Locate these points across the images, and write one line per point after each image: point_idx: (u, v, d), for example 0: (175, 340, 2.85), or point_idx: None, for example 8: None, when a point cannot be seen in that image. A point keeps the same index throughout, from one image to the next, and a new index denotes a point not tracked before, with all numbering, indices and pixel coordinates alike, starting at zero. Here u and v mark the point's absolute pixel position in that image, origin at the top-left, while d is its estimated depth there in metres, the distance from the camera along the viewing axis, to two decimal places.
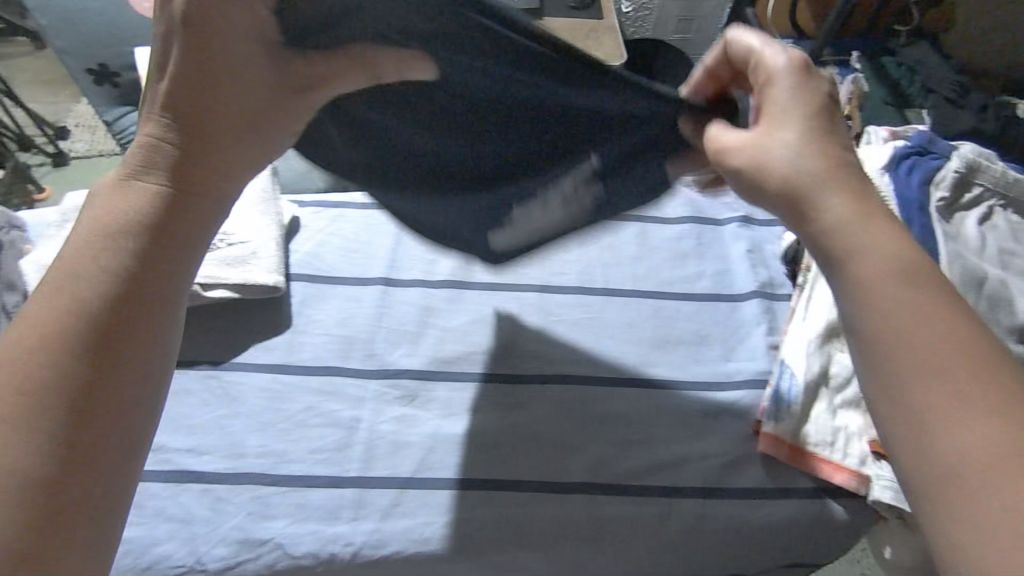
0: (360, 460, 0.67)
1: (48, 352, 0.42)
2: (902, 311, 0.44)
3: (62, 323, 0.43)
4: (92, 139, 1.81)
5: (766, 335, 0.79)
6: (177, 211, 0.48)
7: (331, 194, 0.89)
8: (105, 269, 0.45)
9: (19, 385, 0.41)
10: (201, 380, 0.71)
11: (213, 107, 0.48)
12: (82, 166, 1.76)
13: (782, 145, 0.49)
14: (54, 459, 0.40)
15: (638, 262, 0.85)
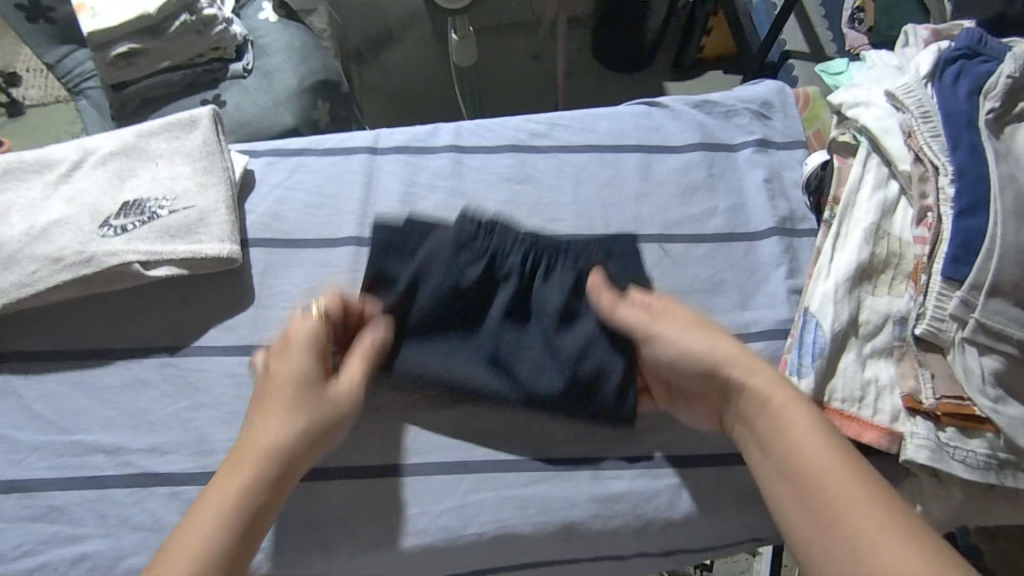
0: (342, 449, 0.61)
1: (261, 457, 0.51)
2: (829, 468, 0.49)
3: (218, 537, 0.47)
4: (42, 84, 1.64)
5: (786, 278, 0.71)
6: (295, 461, 0.53)
7: (288, 142, 0.78)
8: (260, 470, 0.51)
9: (242, 487, 0.50)
10: (158, 369, 0.64)
11: (267, 446, 0.52)
12: (36, 114, 1.61)
13: (686, 337, 0.57)
14: (233, 533, 0.48)
15: (642, 200, 0.76)
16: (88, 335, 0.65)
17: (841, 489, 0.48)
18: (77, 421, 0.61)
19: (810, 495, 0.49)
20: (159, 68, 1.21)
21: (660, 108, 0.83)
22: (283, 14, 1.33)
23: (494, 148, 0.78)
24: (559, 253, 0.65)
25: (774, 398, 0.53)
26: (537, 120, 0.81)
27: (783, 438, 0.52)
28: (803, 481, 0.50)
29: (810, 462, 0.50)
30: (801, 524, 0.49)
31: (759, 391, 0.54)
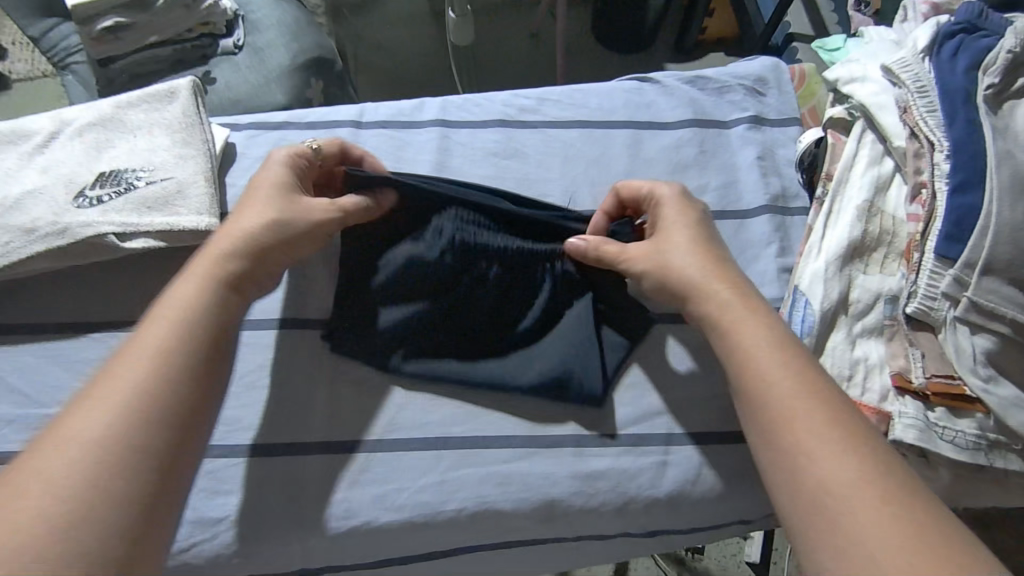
0: (322, 423, 0.60)
1: (202, 294, 0.50)
2: (780, 387, 0.48)
3: (166, 356, 0.46)
4: (30, 58, 1.62)
5: (777, 257, 0.69)
6: (254, 270, 0.54)
7: (270, 115, 0.76)
8: (192, 315, 0.49)
9: (189, 325, 0.48)
10: None
11: (221, 268, 0.52)
12: (25, 90, 1.58)
13: (685, 258, 0.56)
14: (177, 385, 0.46)
15: (632, 176, 0.74)
16: (63, 309, 0.64)
17: (802, 410, 0.46)
18: (52, 394, 0.60)
19: (761, 396, 0.48)
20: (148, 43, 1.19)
21: (652, 83, 0.81)
22: None
23: (482, 123, 0.76)
24: (529, 255, 0.64)
25: (737, 324, 0.52)
26: (526, 95, 0.79)
27: (752, 368, 0.49)
28: (773, 410, 0.47)
29: (772, 387, 0.48)
30: (779, 448, 0.46)
31: (719, 316, 0.53)
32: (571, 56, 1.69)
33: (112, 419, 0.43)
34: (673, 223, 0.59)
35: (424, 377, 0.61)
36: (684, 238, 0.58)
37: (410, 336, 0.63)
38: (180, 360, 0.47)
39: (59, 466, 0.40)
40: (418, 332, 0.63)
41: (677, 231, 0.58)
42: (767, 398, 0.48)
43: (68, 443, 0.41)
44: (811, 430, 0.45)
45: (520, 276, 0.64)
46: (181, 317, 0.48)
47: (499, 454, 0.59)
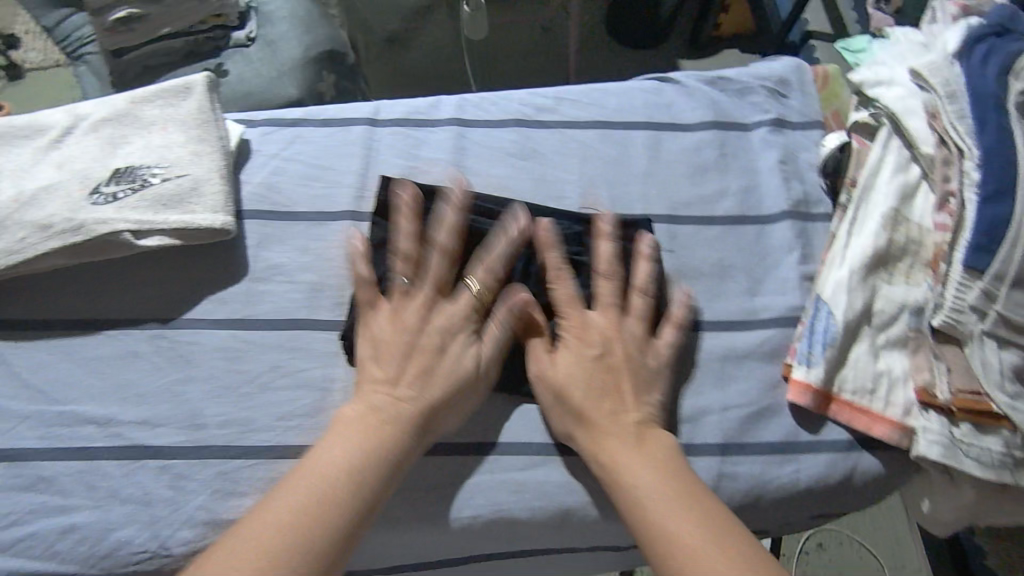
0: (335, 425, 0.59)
1: (403, 401, 0.56)
2: (620, 459, 0.54)
3: (368, 462, 0.52)
4: (42, 48, 1.62)
5: (798, 264, 0.68)
6: (437, 395, 0.57)
7: (284, 112, 0.75)
8: (402, 419, 0.55)
9: (392, 431, 0.54)
10: (149, 341, 0.62)
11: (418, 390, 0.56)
12: (35, 79, 1.59)
13: (551, 361, 0.59)
14: (369, 487, 0.52)
15: (651, 179, 0.73)
16: (78, 306, 0.63)
17: (634, 473, 0.53)
18: (66, 391, 0.60)
19: (610, 471, 0.54)
20: (162, 34, 1.19)
21: (672, 83, 0.79)
22: None
23: (499, 122, 0.75)
24: (536, 236, 0.65)
25: (588, 410, 0.56)
26: (544, 93, 0.78)
27: (596, 447, 0.55)
28: (616, 483, 0.54)
29: (609, 461, 0.54)
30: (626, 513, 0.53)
31: (567, 395, 0.57)
32: (583, 52, 1.68)
33: (316, 503, 0.50)
34: (570, 353, 0.59)
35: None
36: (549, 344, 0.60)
37: None
38: (352, 504, 0.51)
39: (247, 556, 0.47)
40: None
41: (569, 366, 0.58)
42: (614, 475, 0.54)
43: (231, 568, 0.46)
44: (655, 505, 0.51)
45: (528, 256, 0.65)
46: (350, 462, 0.52)
47: (513, 462, 0.58)
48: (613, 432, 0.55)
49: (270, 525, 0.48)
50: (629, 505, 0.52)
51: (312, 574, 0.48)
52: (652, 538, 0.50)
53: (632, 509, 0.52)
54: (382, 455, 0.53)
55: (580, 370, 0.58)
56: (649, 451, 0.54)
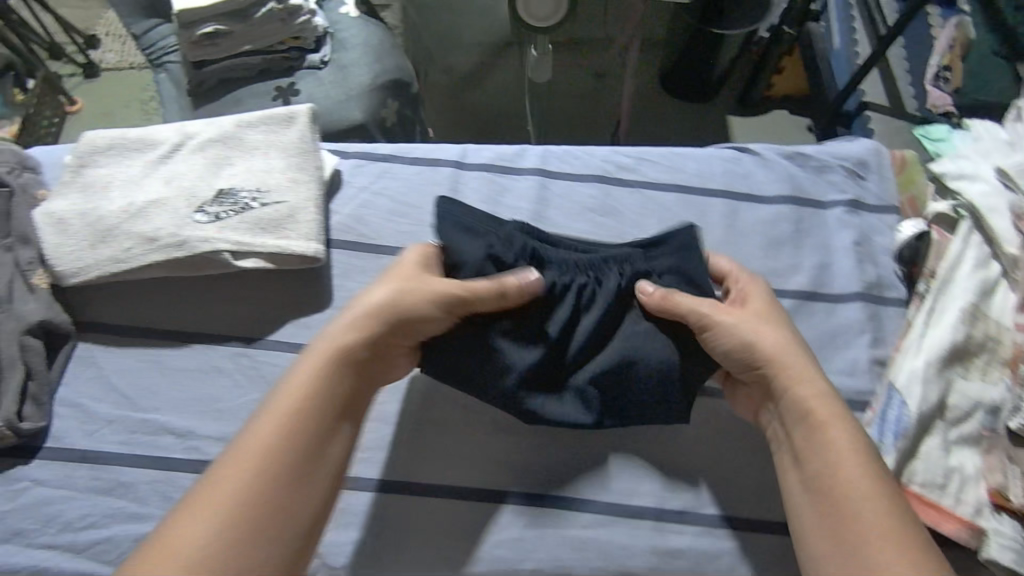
0: (404, 458, 0.61)
1: (356, 320, 0.57)
2: (829, 415, 0.55)
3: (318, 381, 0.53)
4: (120, 50, 1.70)
5: (869, 347, 0.68)
6: (401, 314, 0.58)
7: (375, 145, 0.78)
8: (364, 334, 0.56)
9: (354, 352, 0.56)
10: (232, 358, 0.64)
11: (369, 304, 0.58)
12: (111, 79, 1.67)
13: (768, 324, 0.59)
14: (314, 409, 0.52)
15: (725, 248, 0.75)
16: (168, 317, 0.66)
17: (840, 432, 0.54)
18: (149, 400, 0.62)
19: (818, 425, 0.54)
20: (241, 50, 1.23)
21: (751, 154, 0.81)
22: (363, 11, 1.35)
23: (580, 177, 0.77)
24: (605, 262, 0.64)
25: (799, 367, 0.57)
26: (625, 152, 0.80)
27: (801, 398, 0.56)
28: (821, 437, 0.54)
29: (819, 411, 0.55)
30: (812, 467, 0.54)
31: (789, 353, 0.58)
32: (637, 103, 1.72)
33: (269, 433, 0.50)
34: (783, 324, 0.60)
35: (499, 374, 0.60)
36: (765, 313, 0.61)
37: (503, 355, 0.61)
38: (310, 432, 0.51)
39: (186, 541, 0.45)
40: (513, 353, 0.60)
41: (783, 336, 0.59)
42: (816, 428, 0.54)
43: (189, 526, 0.46)
44: (856, 465, 0.52)
45: (600, 284, 0.64)
46: (302, 383, 0.53)
47: (576, 518, 0.59)
48: (816, 382, 0.57)
49: (238, 465, 0.49)
50: (824, 458, 0.53)
51: (271, 498, 0.48)
52: (847, 501, 0.51)
53: (831, 462, 0.53)
54: (331, 375, 0.54)
55: (789, 337, 0.59)
56: (842, 412, 0.55)
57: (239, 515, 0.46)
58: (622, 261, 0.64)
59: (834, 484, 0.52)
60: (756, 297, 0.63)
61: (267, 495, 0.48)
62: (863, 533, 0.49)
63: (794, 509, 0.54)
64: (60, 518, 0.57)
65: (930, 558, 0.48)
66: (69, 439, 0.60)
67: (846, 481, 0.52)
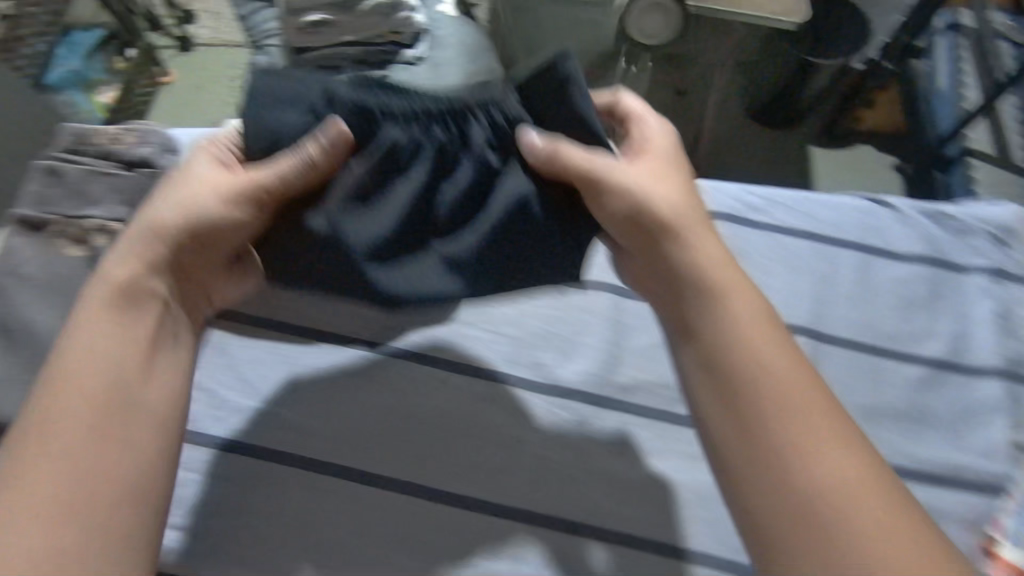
0: (526, 487, 0.60)
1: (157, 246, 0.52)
2: (766, 355, 0.50)
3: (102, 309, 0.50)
4: (213, 26, 1.73)
5: (1009, 428, 0.66)
6: (178, 219, 0.52)
7: None
8: (139, 264, 0.51)
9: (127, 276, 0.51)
10: (358, 361, 0.65)
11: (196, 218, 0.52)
12: (202, 53, 1.69)
13: (676, 191, 0.56)
14: (97, 363, 0.48)
15: (857, 305, 0.72)
16: (302, 314, 0.68)
17: (779, 377, 0.49)
18: (277, 394, 0.63)
19: (745, 360, 0.50)
20: (341, 40, 1.24)
21: (888, 208, 0.78)
22: (463, 11, 1.34)
23: (710, 215, 0.76)
24: (465, 107, 0.54)
25: (742, 294, 0.52)
26: (756, 193, 0.78)
27: (739, 343, 0.50)
28: (721, 356, 0.50)
29: (771, 368, 0.49)
30: (774, 427, 0.47)
31: (696, 243, 0.54)
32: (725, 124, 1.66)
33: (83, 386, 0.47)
34: (679, 190, 0.57)
35: (327, 240, 0.51)
36: (660, 172, 0.58)
37: (383, 243, 0.52)
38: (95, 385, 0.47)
39: (31, 495, 0.43)
40: (379, 229, 0.52)
41: (688, 204, 0.56)
42: (720, 358, 0.50)
43: (36, 477, 0.44)
44: (811, 424, 0.47)
45: (467, 140, 0.54)
46: (100, 333, 0.49)
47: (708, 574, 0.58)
48: (753, 302, 0.52)
49: (65, 416, 0.46)
50: (780, 416, 0.47)
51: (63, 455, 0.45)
52: (789, 478, 0.45)
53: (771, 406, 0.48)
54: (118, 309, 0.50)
55: (716, 244, 0.55)
56: (769, 356, 0.50)
57: (61, 485, 0.44)
58: (488, 107, 0.55)
59: (767, 439, 0.47)
60: (657, 147, 0.60)
61: (87, 459, 0.45)
62: (836, 511, 0.44)
63: (709, 427, 0.50)
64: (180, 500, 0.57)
65: (937, 548, 0.44)
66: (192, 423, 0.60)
67: (806, 464, 0.46)
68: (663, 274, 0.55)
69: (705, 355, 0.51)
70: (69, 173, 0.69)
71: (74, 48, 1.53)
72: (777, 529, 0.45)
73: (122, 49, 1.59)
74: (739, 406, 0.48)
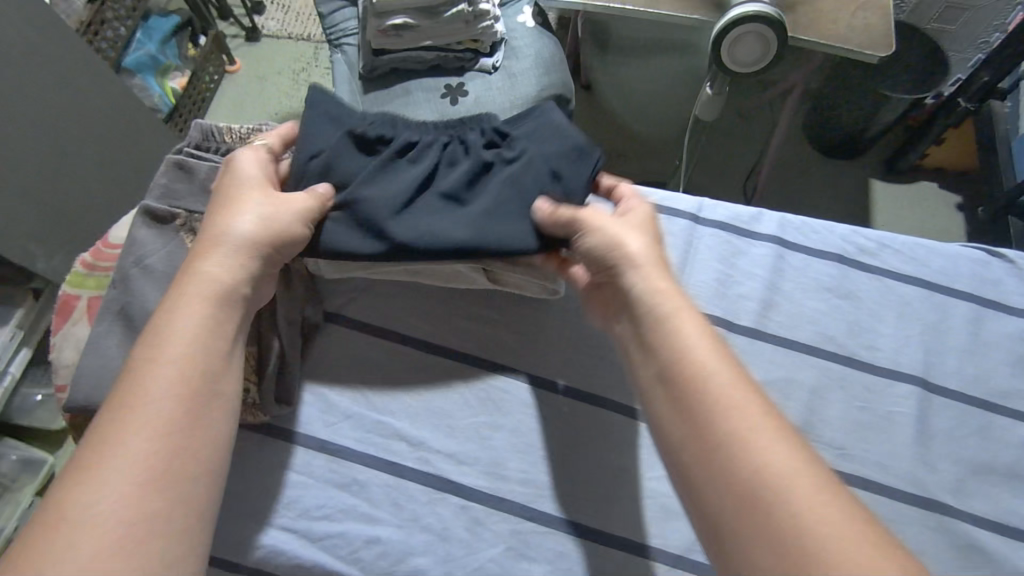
0: (627, 513, 0.62)
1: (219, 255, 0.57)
2: (745, 407, 0.49)
3: (202, 338, 0.52)
4: (281, 19, 1.77)
5: None
6: (257, 235, 0.58)
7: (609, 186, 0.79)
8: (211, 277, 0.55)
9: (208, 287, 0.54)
10: (465, 377, 0.68)
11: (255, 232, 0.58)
12: (270, 45, 1.73)
13: (646, 255, 0.60)
14: (188, 382, 0.50)
15: (972, 358, 0.70)
16: (414, 325, 0.70)
17: (766, 443, 0.47)
18: (388, 404, 0.66)
19: (716, 412, 0.49)
20: (421, 45, 1.25)
21: (1003, 260, 0.76)
22: (541, 23, 1.33)
23: (816, 253, 0.75)
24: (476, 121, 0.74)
25: (691, 349, 0.53)
26: (866, 235, 0.77)
27: (722, 409, 0.49)
28: (710, 415, 0.49)
29: (743, 419, 0.48)
30: (756, 484, 0.45)
31: (676, 311, 0.56)
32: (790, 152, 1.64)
33: (162, 394, 0.49)
34: (660, 266, 0.60)
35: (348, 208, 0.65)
36: (633, 236, 0.63)
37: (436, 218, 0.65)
38: (176, 387, 0.49)
39: (112, 504, 0.44)
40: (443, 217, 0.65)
41: (646, 248, 0.61)
42: (715, 426, 0.48)
43: (111, 490, 0.44)
44: (800, 488, 0.44)
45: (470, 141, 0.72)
46: (200, 347, 0.52)
47: None
48: (733, 368, 0.52)
49: (148, 416, 0.47)
50: (764, 484, 0.45)
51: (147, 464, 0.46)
52: (791, 532, 0.43)
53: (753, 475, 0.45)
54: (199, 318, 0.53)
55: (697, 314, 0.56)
56: (752, 410, 0.49)
57: (161, 500, 0.45)
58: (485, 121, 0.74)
59: (759, 499, 0.44)
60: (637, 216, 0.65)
61: (133, 452, 0.46)
62: (793, 514, 0.43)
63: (706, 500, 0.47)
64: (298, 503, 0.60)
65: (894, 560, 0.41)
66: (312, 429, 0.64)
67: (800, 518, 0.43)
68: (681, 320, 0.55)
69: (687, 420, 0.50)
70: (198, 169, 0.71)
71: (152, 33, 1.46)
72: (740, 533, 0.44)
73: (195, 36, 1.60)
74: (725, 465, 0.47)
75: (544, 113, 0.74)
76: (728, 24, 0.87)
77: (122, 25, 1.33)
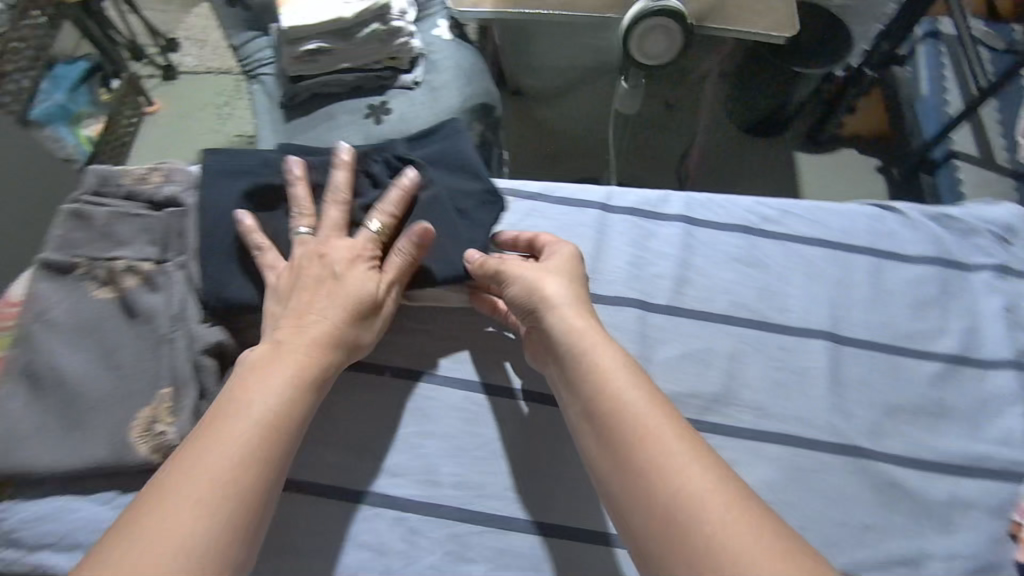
0: (564, 501, 0.63)
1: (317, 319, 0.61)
2: (653, 429, 0.51)
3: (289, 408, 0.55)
4: (199, 55, 1.74)
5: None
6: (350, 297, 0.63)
7: (520, 184, 0.81)
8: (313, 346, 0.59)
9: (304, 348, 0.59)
10: (393, 389, 0.68)
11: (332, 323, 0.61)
12: (188, 82, 1.70)
13: (563, 295, 0.62)
14: (276, 442, 0.54)
15: (876, 308, 0.74)
16: None
17: (675, 462, 0.49)
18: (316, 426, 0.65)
19: (624, 433, 0.52)
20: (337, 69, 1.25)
21: (895, 214, 0.81)
22: (457, 34, 1.35)
23: (723, 226, 0.78)
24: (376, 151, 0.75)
25: (607, 378, 0.55)
26: (769, 204, 0.80)
27: (630, 432, 0.52)
28: (620, 438, 0.52)
29: (649, 442, 0.51)
30: (663, 502, 0.48)
31: (592, 345, 0.58)
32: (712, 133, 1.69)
33: (255, 444, 0.52)
34: (579, 302, 0.62)
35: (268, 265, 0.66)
36: (549, 274, 0.64)
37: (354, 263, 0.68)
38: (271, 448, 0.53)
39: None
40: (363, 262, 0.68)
41: (565, 285, 0.63)
42: (627, 448, 0.51)
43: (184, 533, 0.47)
44: (703, 501, 0.47)
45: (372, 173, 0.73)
46: (287, 405, 0.55)
47: None
48: (643, 390, 0.55)
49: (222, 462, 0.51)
50: (669, 502, 0.48)
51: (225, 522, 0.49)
52: (690, 545, 0.46)
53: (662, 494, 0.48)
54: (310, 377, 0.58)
55: (612, 344, 0.58)
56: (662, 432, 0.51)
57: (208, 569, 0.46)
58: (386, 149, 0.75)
59: (668, 512, 0.47)
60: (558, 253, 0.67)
61: (210, 528, 0.48)
62: (700, 522, 0.46)
63: (627, 517, 0.50)
64: None
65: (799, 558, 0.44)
66: None
67: (706, 535, 0.45)
68: (598, 355, 0.57)
69: (603, 444, 0.53)
70: (96, 215, 0.69)
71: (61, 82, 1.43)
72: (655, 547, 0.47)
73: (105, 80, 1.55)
74: (639, 490, 0.50)
75: (448, 136, 0.77)
76: (633, 19, 0.91)
77: (25, 77, 1.28)
